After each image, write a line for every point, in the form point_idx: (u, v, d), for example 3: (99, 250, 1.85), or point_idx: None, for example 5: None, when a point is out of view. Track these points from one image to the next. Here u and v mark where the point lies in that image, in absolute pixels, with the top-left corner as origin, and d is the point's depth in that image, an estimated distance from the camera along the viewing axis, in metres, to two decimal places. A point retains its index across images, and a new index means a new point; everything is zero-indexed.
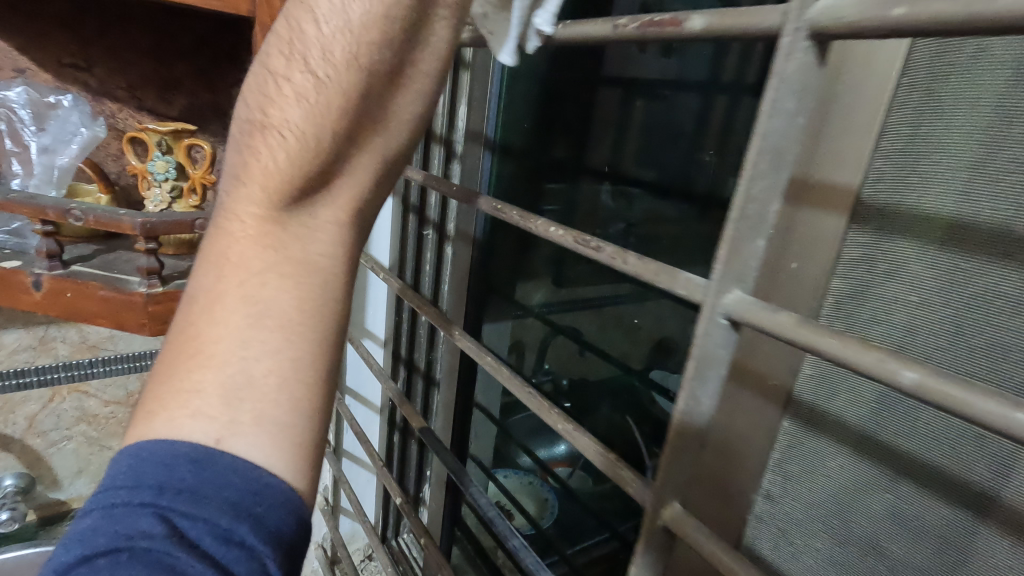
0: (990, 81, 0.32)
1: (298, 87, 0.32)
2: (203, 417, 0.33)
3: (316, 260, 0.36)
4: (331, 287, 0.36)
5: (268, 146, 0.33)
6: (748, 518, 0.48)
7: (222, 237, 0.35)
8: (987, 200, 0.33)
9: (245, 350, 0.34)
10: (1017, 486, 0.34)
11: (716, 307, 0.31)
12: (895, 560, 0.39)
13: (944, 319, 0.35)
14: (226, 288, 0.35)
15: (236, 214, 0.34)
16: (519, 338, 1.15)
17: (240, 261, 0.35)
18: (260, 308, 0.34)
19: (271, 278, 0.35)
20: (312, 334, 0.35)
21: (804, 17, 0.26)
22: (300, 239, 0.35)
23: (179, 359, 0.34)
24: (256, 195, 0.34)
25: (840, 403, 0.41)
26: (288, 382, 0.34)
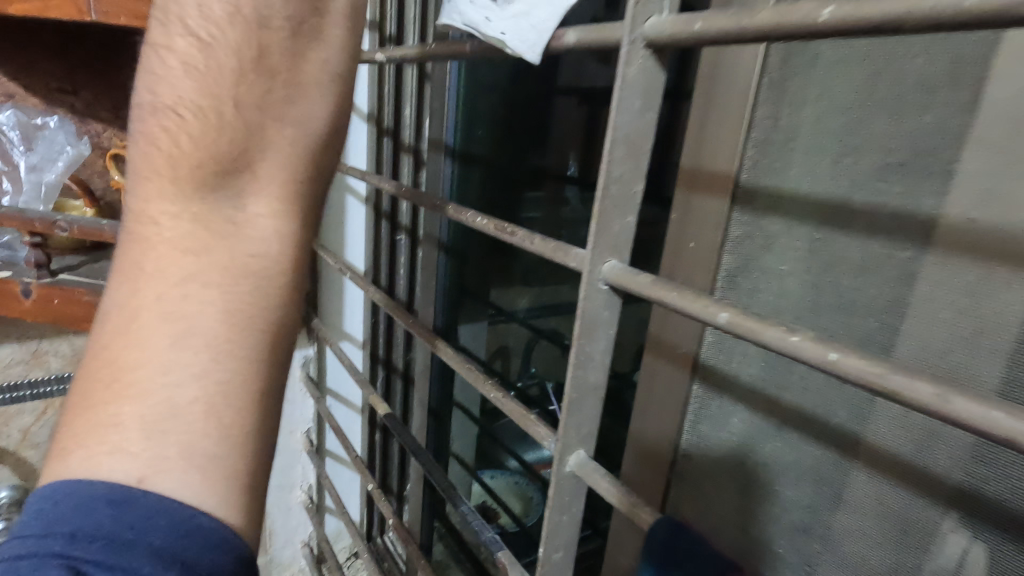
0: (829, 80, 0.39)
1: (187, 57, 0.31)
2: (124, 455, 0.31)
3: (244, 260, 0.33)
4: (265, 290, 0.34)
5: (173, 131, 0.31)
6: (670, 477, 0.53)
7: (141, 243, 0.33)
8: (832, 180, 0.39)
9: (167, 374, 0.32)
10: (869, 424, 0.39)
11: (596, 275, 0.36)
12: (784, 502, 0.45)
13: (806, 283, 0.42)
14: (145, 302, 0.32)
15: (150, 217, 0.32)
16: (502, 343, 1.24)
17: (154, 271, 0.32)
18: (182, 322, 0.32)
19: (193, 285, 0.32)
20: (242, 348, 0.33)
21: (640, 32, 0.32)
22: (223, 237, 0.33)
23: (95, 389, 0.32)
24: (170, 191, 0.32)
25: (736, 365, 0.47)
26: (214, 408, 0.32)
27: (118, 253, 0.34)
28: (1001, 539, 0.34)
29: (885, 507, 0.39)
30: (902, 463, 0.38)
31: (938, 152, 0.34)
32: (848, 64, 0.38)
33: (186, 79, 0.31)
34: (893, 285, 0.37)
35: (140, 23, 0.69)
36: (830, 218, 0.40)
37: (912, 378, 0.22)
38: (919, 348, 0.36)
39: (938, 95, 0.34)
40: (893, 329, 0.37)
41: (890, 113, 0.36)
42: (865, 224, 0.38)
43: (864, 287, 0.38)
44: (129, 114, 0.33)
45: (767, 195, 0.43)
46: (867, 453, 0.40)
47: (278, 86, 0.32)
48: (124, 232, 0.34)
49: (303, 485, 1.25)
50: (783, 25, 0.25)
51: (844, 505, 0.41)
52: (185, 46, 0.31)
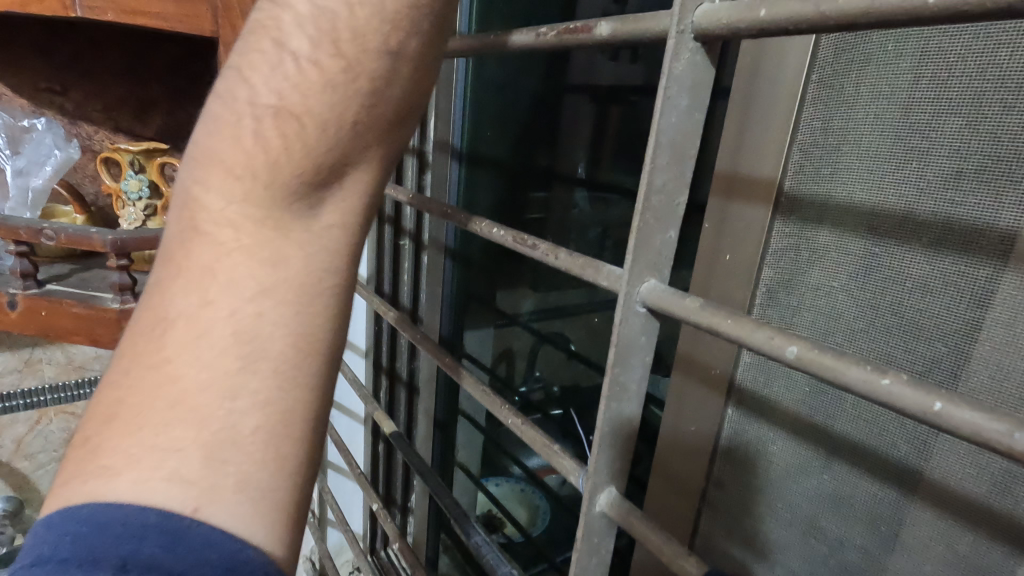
0: (888, 75, 0.35)
1: (317, 66, 0.29)
2: (180, 482, 0.27)
3: (316, 278, 0.32)
4: (332, 314, 0.32)
5: (284, 136, 0.29)
6: (701, 507, 0.49)
7: (213, 246, 0.30)
8: (892, 187, 0.35)
9: (235, 394, 0.29)
10: (934, 460, 0.35)
11: (634, 297, 0.32)
12: (831, 541, 0.41)
13: (859, 301, 0.38)
14: (215, 315, 0.30)
15: (226, 221, 0.30)
16: (507, 346, 1.18)
17: (226, 281, 0.30)
18: (253, 341, 0.30)
19: (268, 302, 0.30)
20: (305, 371, 0.31)
21: (689, 21, 0.28)
22: (300, 248, 0.31)
23: (153, 403, 0.28)
24: (257, 197, 0.30)
25: (776, 388, 0.43)
26: (276, 441, 0.30)
27: (178, 253, 0.31)
28: None
29: (952, 552, 0.35)
30: (974, 505, 0.34)
31: (1022, 156, 0.30)
32: (913, 57, 0.34)
33: (321, 88, 0.29)
34: (964, 305, 0.33)
35: (128, 18, 0.65)
36: (889, 230, 0.36)
37: None
38: (997, 379, 0.32)
39: (1021, 91, 0.30)
40: (964, 354, 0.33)
41: (963, 112, 0.32)
42: (931, 238, 0.34)
43: (928, 308, 0.34)
44: (228, 110, 0.31)
45: (813, 204, 0.39)
46: (931, 492, 0.35)
47: (396, 110, 0.31)
48: (187, 231, 0.31)
49: (305, 497, 1.21)
50: (875, 10, 0.21)
51: (904, 548, 0.37)
52: (328, 57, 0.29)
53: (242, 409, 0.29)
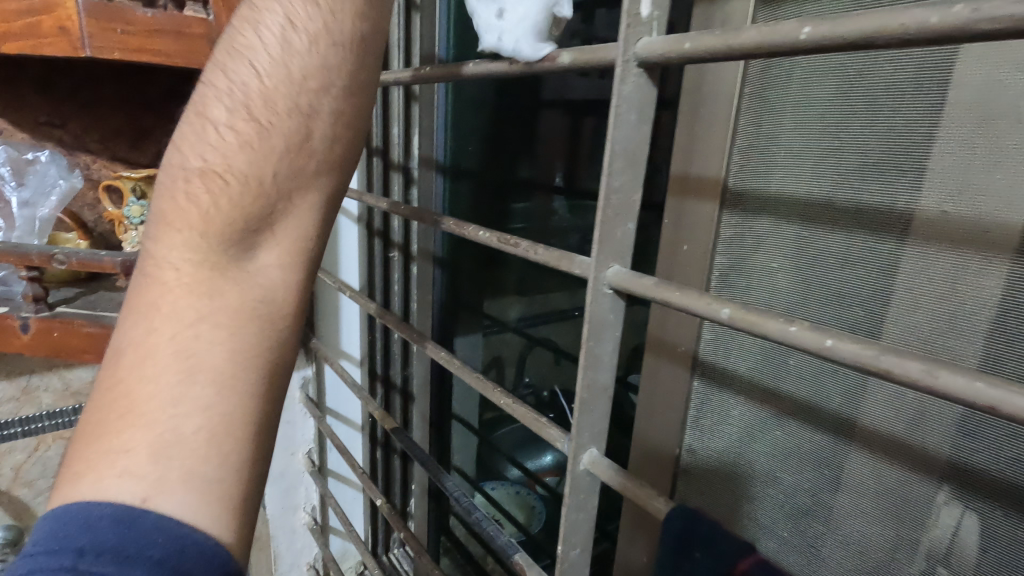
0: (804, 88, 0.42)
1: (243, 135, 0.36)
2: (129, 477, 0.33)
3: (252, 305, 0.37)
4: (268, 333, 0.37)
5: (212, 195, 0.36)
6: (678, 472, 0.55)
7: (159, 285, 0.36)
8: (813, 180, 0.42)
9: (176, 405, 0.34)
10: (864, 408, 0.42)
11: (602, 280, 0.38)
12: (786, 488, 0.47)
13: (795, 277, 0.44)
14: (161, 340, 0.35)
15: (169, 263, 0.36)
16: (497, 353, 1.24)
17: (170, 311, 0.35)
18: (191, 359, 0.35)
19: (205, 326, 0.35)
20: (244, 383, 0.36)
21: (634, 52, 0.35)
22: (235, 281, 0.36)
23: (109, 416, 0.34)
24: (196, 240, 0.36)
25: (733, 359, 0.49)
26: (217, 439, 0.35)
27: (135, 292, 0.37)
28: (991, 507, 0.36)
29: (881, 485, 0.41)
30: (897, 442, 0.40)
31: (910, 150, 0.37)
32: (822, 72, 0.41)
33: (238, 152, 0.36)
34: (876, 274, 0.40)
35: (134, 55, 0.70)
36: (816, 217, 0.42)
37: (902, 358, 0.25)
38: (906, 334, 0.38)
39: (905, 97, 0.37)
40: (880, 315, 0.40)
41: (863, 116, 0.39)
42: (847, 221, 0.41)
43: (849, 280, 0.41)
44: (167, 174, 0.38)
45: (751, 197, 0.46)
46: (863, 435, 0.42)
47: (310, 163, 0.38)
48: (142, 276, 0.37)
49: (307, 506, 1.25)
50: (767, 43, 0.28)
51: (845, 486, 0.43)
52: (244, 125, 0.36)
53: (185, 420, 0.34)
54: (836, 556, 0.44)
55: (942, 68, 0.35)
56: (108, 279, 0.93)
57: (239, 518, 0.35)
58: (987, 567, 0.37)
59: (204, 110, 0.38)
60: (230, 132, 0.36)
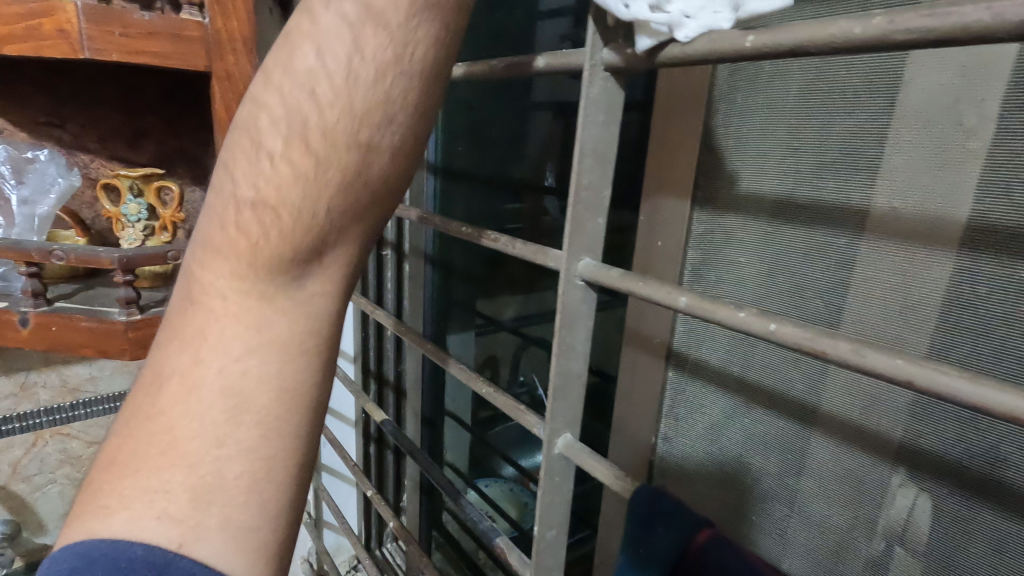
0: (768, 91, 0.44)
1: (294, 157, 0.30)
2: (166, 519, 0.29)
3: (303, 342, 0.33)
4: (316, 370, 0.33)
5: (263, 224, 0.31)
6: (654, 460, 0.57)
7: (205, 315, 0.32)
8: (776, 179, 0.44)
9: (221, 447, 0.31)
10: (824, 395, 0.44)
11: (573, 272, 0.40)
12: (754, 474, 0.49)
13: (760, 271, 0.46)
14: (206, 374, 0.32)
15: (215, 291, 0.32)
16: (491, 352, 1.26)
17: (215, 347, 0.32)
18: (232, 397, 0.31)
19: (252, 359, 0.32)
20: (286, 425, 0.32)
21: (599, 58, 0.37)
22: (283, 317, 0.32)
23: (147, 451, 0.31)
24: (243, 269, 0.32)
25: (704, 350, 0.51)
26: (256, 486, 0.31)
27: (178, 316, 0.33)
28: (938, 487, 0.39)
29: (841, 467, 0.44)
30: (853, 428, 0.42)
31: (862, 151, 0.39)
32: (785, 78, 0.43)
33: (296, 180, 0.30)
34: (833, 269, 0.42)
35: (132, 57, 0.72)
36: (780, 213, 0.45)
37: (835, 339, 0.27)
38: (859, 322, 0.41)
39: (859, 101, 0.39)
40: (836, 307, 0.42)
41: (823, 119, 0.41)
42: (807, 217, 0.43)
43: (808, 274, 0.43)
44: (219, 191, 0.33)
45: (718, 194, 0.48)
46: (824, 420, 0.44)
47: (363, 198, 0.31)
48: (184, 302, 0.33)
49: (301, 501, 1.26)
50: (715, 51, 0.30)
51: (807, 471, 0.46)
52: (299, 149, 0.30)
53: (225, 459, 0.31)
54: (800, 538, 0.47)
55: (892, 74, 0.37)
56: (106, 276, 0.95)
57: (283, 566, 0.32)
58: (936, 544, 0.39)
59: (256, 123, 0.31)
60: (288, 143, 0.30)
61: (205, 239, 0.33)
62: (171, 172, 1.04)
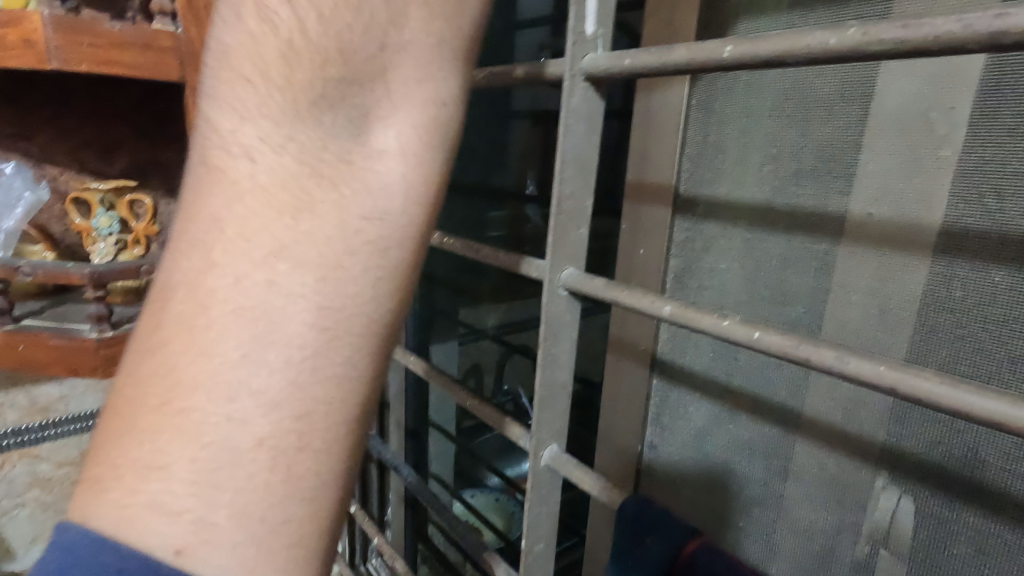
0: (745, 100, 0.45)
1: None
2: (164, 511, 0.25)
3: (359, 232, 0.27)
4: (374, 277, 0.27)
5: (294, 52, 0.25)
6: (640, 470, 0.56)
7: (225, 194, 0.26)
8: (755, 186, 0.45)
9: (239, 377, 0.26)
10: (807, 400, 0.44)
11: (556, 282, 0.40)
12: (742, 480, 0.49)
13: (741, 278, 0.47)
14: (223, 286, 0.26)
15: (237, 160, 0.26)
16: (474, 360, 1.28)
17: (240, 232, 0.26)
18: (261, 321, 0.26)
19: (283, 266, 0.26)
20: (333, 361, 0.27)
21: (579, 67, 0.37)
22: (332, 209, 0.26)
23: (145, 411, 0.26)
24: (273, 128, 0.26)
25: (688, 357, 0.52)
26: (283, 457, 0.26)
27: (193, 197, 0.27)
28: (920, 490, 0.39)
29: (825, 473, 0.44)
30: (837, 432, 0.43)
31: (839, 158, 0.40)
32: (761, 87, 0.43)
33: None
34: (813, 275, 0.43)
35: (103, 68, 0.70)
36: (759, 221, 0.45)
37: (820, 347, 0.27)
38: (839, 327, 0.41)
39: (834, 109, 0.40)
40: (817, 312, 0.43)
41: (799, 127, 0.42)
42: (785, 224, 0.43)
43: (787, 282, 0.44)
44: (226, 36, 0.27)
45: (698, 203, 0.49)
46: (807, 426, 0.45)
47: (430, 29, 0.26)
48: (201, 181, 0.27)
49: None
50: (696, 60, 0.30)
51: (793, 475, 0.46)
52: None
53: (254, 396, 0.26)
54: (787, 544, 0.47)
55: (865, 82, 0.38)
56: (75, 291, 0.92)
57: (320, 539, 0.28)
58: (919, 547, 0.40)
59: None
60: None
61: (222, 92, 0.27)
62: (144, 184, 1.02)
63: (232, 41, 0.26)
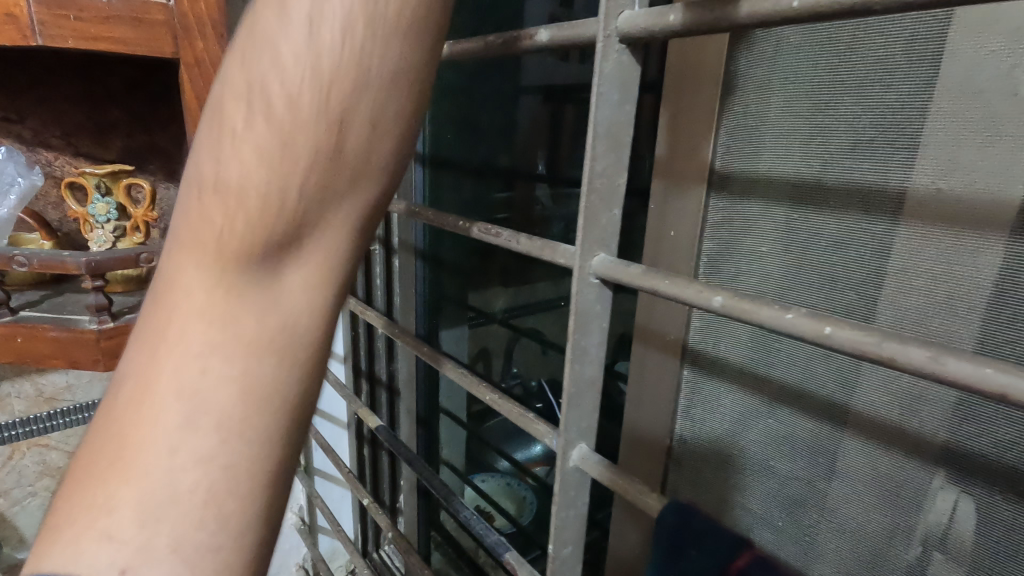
0: (792, 66, 0.40)
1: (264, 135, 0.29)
2: (109, 543, 0.27)
3: (274, 343, 0.31)
4: (289, 365, 0.31)
5: (228, 206, 0.29)
6: (669, 463, 0.54)
7: (169, 311, 0.30)
8: (802, 162, 0.41)
9: (174, 454, 0.29)
10: (857, 394, 0.41)
11: (587, 270, 0.36)
12: (781, 478, 0.46)
13: (785, 261, 0.43)
14: (161, 376, 0.29)
15: (180, 287, 0.30)
16: (483, 345, 1.22)
17: (175, 342, 0.30)
18: (191, 403, 0.29)
19: (210, 365, 0.30)
20: (256, 432, 0.30)
21: (615, 27, 0.33)
22: (255, 324, 0.30)
23: (98, 462, 0.29)
24: (210, 262, 0.30)
25: (722, 347, 0.48)
26: (216, 498, 0.29)
27: (143, 312, 0.31)
28: (990, 493, 0.36)
29: (877, 472, 0.40)
30: (891, 429, 0.39)
31: (903, 127, 0.36)
32: (810, 51, 0.39)
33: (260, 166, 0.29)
34: (869, 258, 0.38)
35: (90, 44, 0.67)
36: (808, 199, 0.41)
37: (908, 344, 0.23)
38: (899, 315, 0.37)
39: (897, 73, 0.35)
40: (872, 298, 0.39)
41: (855, 94, 0.38)
42: (837, 201, 0.39)
43: (839, 264, 0.40)
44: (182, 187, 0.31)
45: (735, 180, 0.45)
46: (858, 420, 0.41)
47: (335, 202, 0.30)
48: (152, 302, 0.31)
49: (293, 507, 1.22)
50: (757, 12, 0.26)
51: (839, 474, 0.42)
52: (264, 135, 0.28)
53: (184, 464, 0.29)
54: (832, 545, 0.44)
55: (935, 40, 0.34)
56: (75, 281, 0.89)
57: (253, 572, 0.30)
58: (985, 554, 0.36)
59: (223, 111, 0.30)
60: (252, 157, 0.29)
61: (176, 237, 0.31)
62: (143, 168, 0.98)
63: (192, 191, 0.31)
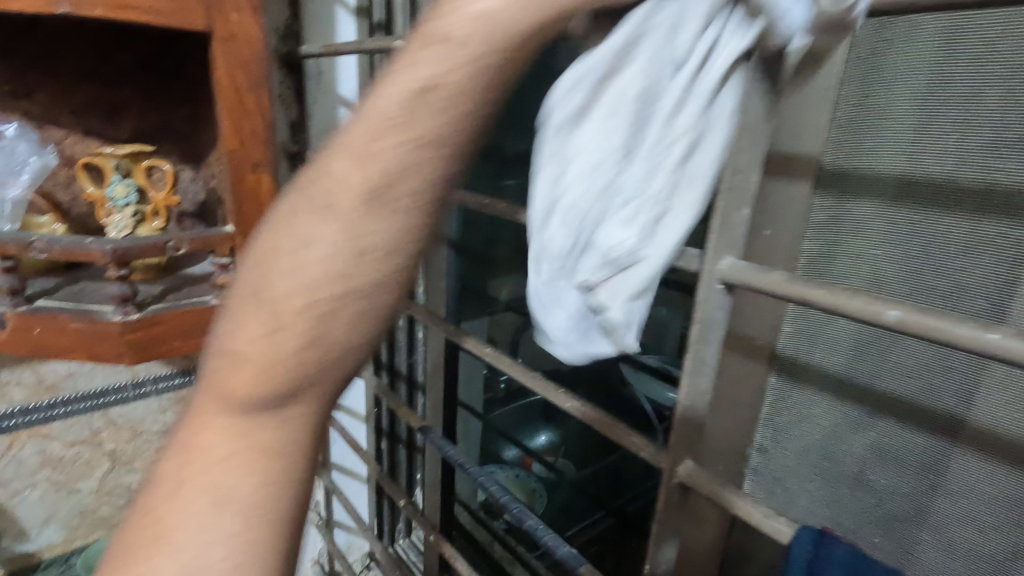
0: (922, 58, 0.38)
1: (298, 270, 0.30)
2: None
3: (290, 451, 0.33)
4: (298, 487, 0.34)
5: (259, 344, 0.31)
6: (745, 471, 0.52)
7: (203, 426, 0.33)
8: (927, 161, 0.38)
9: (199, 556, 0.32)
10: (978, 407, 0.38)
11: (713, 273, 0.37)
12: (881, 492, 0.44)
13: (901, 265, 0.40)
14: (194, 475, 0.33)
15: (221, 391, 0.32)
16: (493, 335, 1.16)
17: (204, 452, 0.33)
18: (218, 503, 0.32)
19: (238, 477, 0.32)
20: (267, 534, 0.33)
21: None
22: (279, 438, 0.33)
23: (132, 555, 0.32)
24: (247, 380, 0.31)
25: (819, 353, 0.46)
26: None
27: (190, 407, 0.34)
28: None
29: (999, 491, 0.38)
30: (1020, 445, 0.37)
31: None
32: (946, 44, 0.36)
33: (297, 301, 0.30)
34: (1005, 265, 0.35)
35: (118, 14, 0.62)
36: (933, 198, 0.38)
37: None
38: None
39: None
40: (1006, 306, 0.36)
41: (1001, 87, 0.35)
42: (970, 203, 0.36)
43: (971, 271, 0.37)
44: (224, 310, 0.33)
45: (844, 176, 0.42)
46: (978, 436, 0.38)
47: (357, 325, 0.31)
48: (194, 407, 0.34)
49: (310, 502, 1.18)
50: None
51: (948, 491, 0.40)
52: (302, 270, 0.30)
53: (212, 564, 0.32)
54: (937, 563, 0.41)
55: None
56: (90, 267, 0.85)
57: None
58: None
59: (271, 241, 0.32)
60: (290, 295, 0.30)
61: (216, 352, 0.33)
62: (158, 149, 0.93)
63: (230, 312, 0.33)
